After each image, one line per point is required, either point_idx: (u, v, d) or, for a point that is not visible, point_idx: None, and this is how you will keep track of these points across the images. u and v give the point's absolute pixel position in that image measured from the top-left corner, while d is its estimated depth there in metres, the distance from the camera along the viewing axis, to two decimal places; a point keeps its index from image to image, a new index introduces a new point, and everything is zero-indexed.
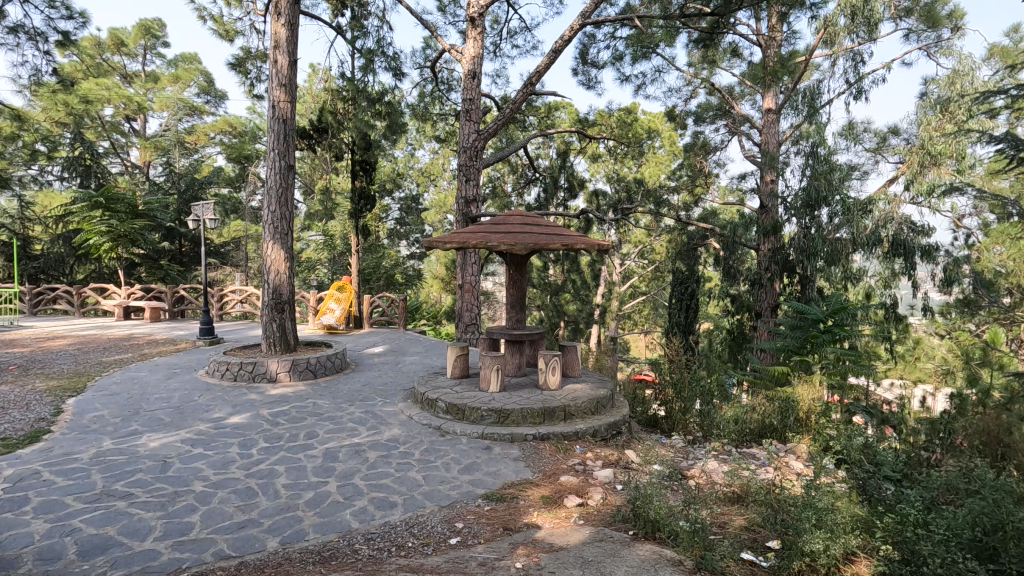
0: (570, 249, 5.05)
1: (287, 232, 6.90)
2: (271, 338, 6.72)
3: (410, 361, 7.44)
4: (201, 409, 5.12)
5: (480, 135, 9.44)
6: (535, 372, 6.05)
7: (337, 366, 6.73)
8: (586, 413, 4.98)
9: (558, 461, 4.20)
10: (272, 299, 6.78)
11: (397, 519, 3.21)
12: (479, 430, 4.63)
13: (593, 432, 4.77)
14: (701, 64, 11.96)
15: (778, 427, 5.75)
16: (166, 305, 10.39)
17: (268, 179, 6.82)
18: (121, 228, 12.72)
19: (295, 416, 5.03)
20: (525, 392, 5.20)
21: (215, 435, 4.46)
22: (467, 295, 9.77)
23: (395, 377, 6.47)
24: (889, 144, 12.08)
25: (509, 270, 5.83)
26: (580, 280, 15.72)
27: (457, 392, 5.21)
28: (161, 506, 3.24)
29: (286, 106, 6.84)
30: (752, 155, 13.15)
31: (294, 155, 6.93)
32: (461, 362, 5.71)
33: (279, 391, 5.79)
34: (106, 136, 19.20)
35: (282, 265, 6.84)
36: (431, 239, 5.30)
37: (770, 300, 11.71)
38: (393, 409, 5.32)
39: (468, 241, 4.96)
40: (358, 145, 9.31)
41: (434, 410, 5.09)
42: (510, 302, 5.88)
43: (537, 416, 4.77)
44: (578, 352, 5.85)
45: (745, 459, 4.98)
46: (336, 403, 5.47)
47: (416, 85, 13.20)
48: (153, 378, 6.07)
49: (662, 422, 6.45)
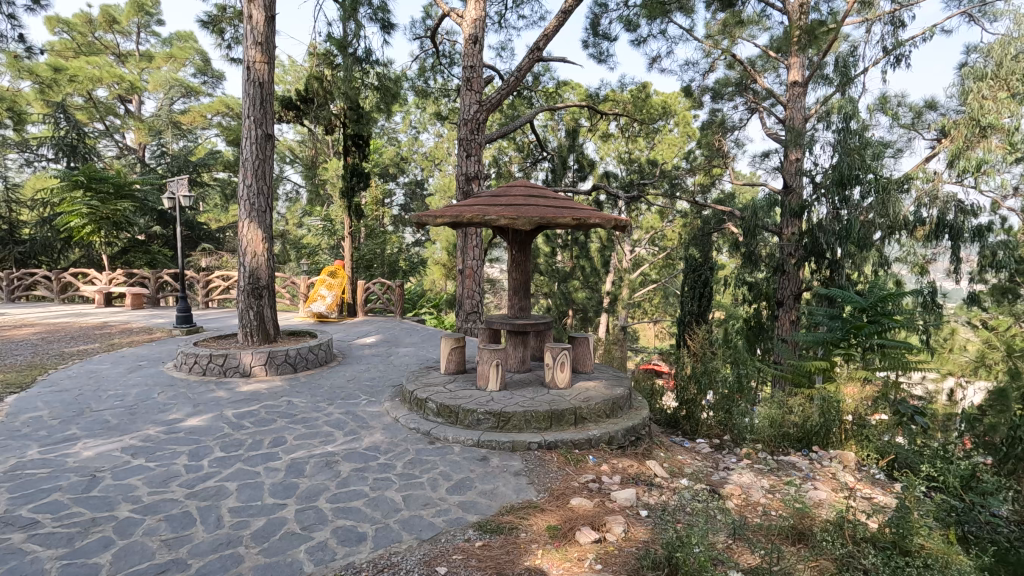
0: (582, 224, 4.31)
1: (267, 209, 6.20)
2: (247, 327, 6.05)
3: (403, 353, 6.77)
4: (157, 409, 4.45)
5: (482, 106, 8.66)
6: (542, 367, 5.34)
7: (321, 359, 6.05)
8: (599, 417, 4.27)
9: (568, 477, 3.50)
10: (249, 284, 6.09)
11: (363, 559, 2.52)
12: (475, 437, 3.93)
13: (608, 439, 4.08)
14: (720, 34, 11.11)
15: (822, 432, 5.02)
16: (148, 291, 9.74)
17: (244, 150, 6.09)
18: (103, 210, 12.00)
19: (264, 417, 4.37)
20: (529, 391, 4.50)
21: (164, 442, 3.79)
22: (468, 281, 9.04)
23: (384, 372, 5.79)
24: (925, 119, 11.21)
25: (512, 250, 5.11)
26: (589, 266, 14.92)
27: (451, 391, 4.50)
28: (67, 541, 2.56)
29: (263, 67, 6.07)
30: (775, 133, 12.29)
31: (273, 123, 6.20)
32: (456, 356, 5.02)
33: (252, 388, 5.13)
34: (99, 117, 18.59)
35: (259, 245, 6.13)
36: (422, 212, 4.57)
37: (793, 288, 10.98)
38: (377, 410, 4.65)
39: (463, 213, 4.24)
40: (349, 117, 8.56)
41: (423, 411, 4.38)
42: (513, 288, 5.17)
43: (543, 421, 4.06)
44: (591, 344, 5.13)
45: (785, 473, 4.28)
46: (314, 402, 4.80)
47: (416, 58, 12.43)
48: (113, 372, 5.42)
49: (686, 422, 5.73)
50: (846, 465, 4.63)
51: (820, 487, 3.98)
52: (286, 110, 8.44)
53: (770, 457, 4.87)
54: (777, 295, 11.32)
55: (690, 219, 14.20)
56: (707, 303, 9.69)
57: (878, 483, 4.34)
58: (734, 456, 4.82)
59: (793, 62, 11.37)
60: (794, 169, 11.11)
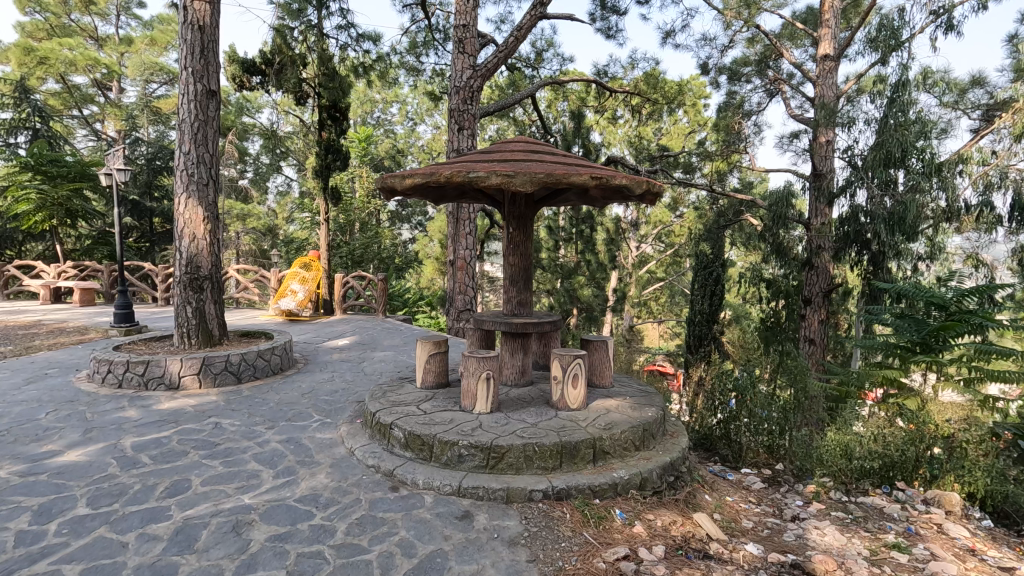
0: (603, 186, 3.09)
1: (210, 181, 5.07)
2: (184, 326, 4.92)
3: (378, 359, 5.67)
4: (33, 436, 3.34)
5: (476, 72, 7.49)
6: (547, 378, 4.21)
7: (274, 367, 4.93)
8: (626, 451, 3.14)
9: (588, 550, 2.37)
10: (187, 274, 4.97)
11: None
12: (456, 483, 2.79)
13: (640, 483, 2.96)
14: (742, 4, 9.95)
15: (909, 465, 3.80)
16: (96, 285, 8.59)
17: (181, 109, 4.96)
18: (54, 195, 10.77)
19: (173, 449, 3.24)
20: (530, 413, 3.36)
21: (11, 491, 2.67)
22: (459, 274, 7.85)
23: (350, 385, 4.67)
24: (970, 98, 10.07)
25: (509, 229, 3.97)
26: (595, 262, 13.67)
27: (426, 413, 3.35)
28: None
29: (203, 7, 4.91)
30: (801, 116, 11.15)
31: (217, 77, 5.05)
32: (437, 364, 3.90)
33: (173, 405, 4.00)
34: (74, 102, 17.44)
35: (199, 227, 5.00)
36: (388, 173, 3.40)
37: (824, 283, 9.73)
38: (329, 437, 3.50)
39: (438, 170, 3.05)
40: (322, 83, 7.39)
41: (387, 442, 3.23)
42: (509, 276, 4.03)
43: (549, 458, 2.91)
44: (610, 350, 4.01)
45: (878, 528, 3.17)
46: (248, 426, 3.67)
47: (406, 32, 11.28)
48: (4, 384, 4.29)
49: (723, 444, 4.58)
50: (951, 510, 3.48)
51: (938, 553, 2.86)
52: (249, 75, 7.28)
53: (846, 498, 3.69)
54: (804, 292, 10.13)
55: (706, 211, 13.06)
56: (720, 301, 8.51)
57: (1002, 541, 3.21)
58: (797, 496, 3.69)
59: (823, 33, 10.15)
60: (825, 152, 9.93)
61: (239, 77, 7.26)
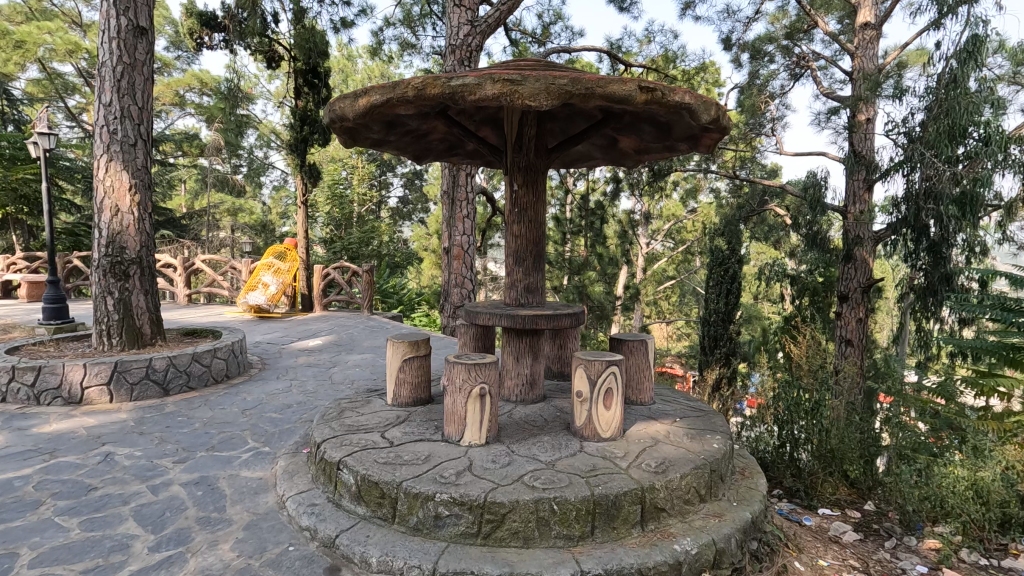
0: (654, 105, 2.07)
1: (138, 141, 4.07)
2: (106, 322, 3.93)
3: (353, 364, 4.64)
4: None
5: (474, 27, 6.45)
6: (562, 392, 3.18)
7: (216, 374, 3.92)
8: (687, 506, 2.10)
9: None
10: (108, 256, 3.95)
11: None
12: (429, 566, 1.76)
13: (714, 558, 1.93)
14: None
15: None
16: (43, 278, 7.58)
17: (99, 46, 3.95)
18: (9, 180, 9.79)
19: (20, 498, 2.21)
20: (543, 446, 2.33)
21: None
22: (453, 264, 6.77)
23: (308, 399, 3.64)
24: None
25: (513, 185, 2.93)
26: (607, 256, 12.46)
27: (392, 445, 2.32)
28: None
29: None
30: (834, 93, 10.04)
31: (145, 8, 4.02)
32: (413, 373, 2.88)
33: (60, 427, 2.97)
34: (55, 90, 16.43)
35: (126, 197, 4.00)
36: (336, 95, 2.34)
37: (863, 277, 8.53)
38: (258, 478, 2.48)
39: (404, 80, 2.03)
40: (297, 41, 6.40)
41: (333, 490, 2.19)
42: (512, 252, 3.00)
43: (577, 521, 1.89)
44: (650, 354, 2.98)
45: None
46: (149, 459, 2.64)
47: (399, 4, 10.24)
48: None
49: (790, 474, 3.41)
50: None
51: None
52: (209, 31, 6.30)
53: (986, 561, 2.60)
54: (838, 288, 8.94)
55: (725, 202, 11.94)
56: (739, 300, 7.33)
57: None
58: (918, 560, 2.64)
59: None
60: (865, 131, 8.80)
61: (197, 31, 6.31)
